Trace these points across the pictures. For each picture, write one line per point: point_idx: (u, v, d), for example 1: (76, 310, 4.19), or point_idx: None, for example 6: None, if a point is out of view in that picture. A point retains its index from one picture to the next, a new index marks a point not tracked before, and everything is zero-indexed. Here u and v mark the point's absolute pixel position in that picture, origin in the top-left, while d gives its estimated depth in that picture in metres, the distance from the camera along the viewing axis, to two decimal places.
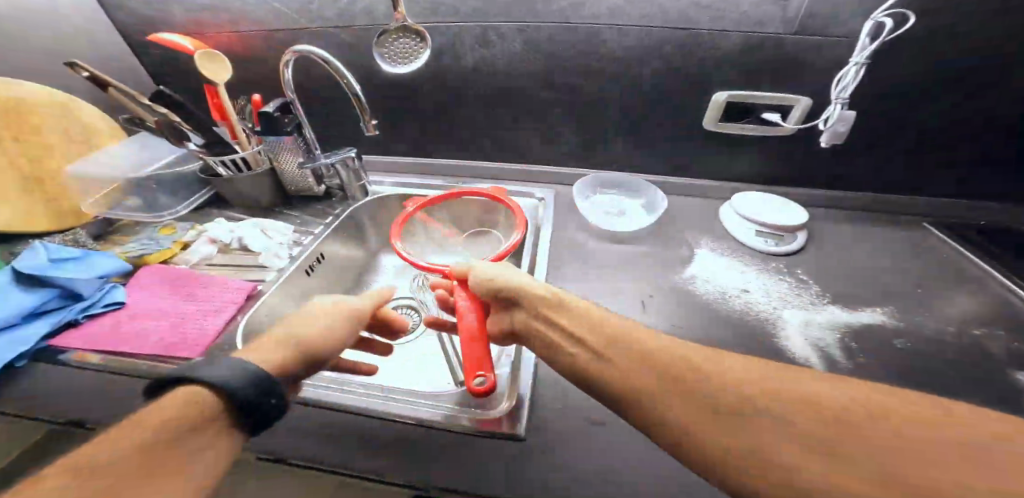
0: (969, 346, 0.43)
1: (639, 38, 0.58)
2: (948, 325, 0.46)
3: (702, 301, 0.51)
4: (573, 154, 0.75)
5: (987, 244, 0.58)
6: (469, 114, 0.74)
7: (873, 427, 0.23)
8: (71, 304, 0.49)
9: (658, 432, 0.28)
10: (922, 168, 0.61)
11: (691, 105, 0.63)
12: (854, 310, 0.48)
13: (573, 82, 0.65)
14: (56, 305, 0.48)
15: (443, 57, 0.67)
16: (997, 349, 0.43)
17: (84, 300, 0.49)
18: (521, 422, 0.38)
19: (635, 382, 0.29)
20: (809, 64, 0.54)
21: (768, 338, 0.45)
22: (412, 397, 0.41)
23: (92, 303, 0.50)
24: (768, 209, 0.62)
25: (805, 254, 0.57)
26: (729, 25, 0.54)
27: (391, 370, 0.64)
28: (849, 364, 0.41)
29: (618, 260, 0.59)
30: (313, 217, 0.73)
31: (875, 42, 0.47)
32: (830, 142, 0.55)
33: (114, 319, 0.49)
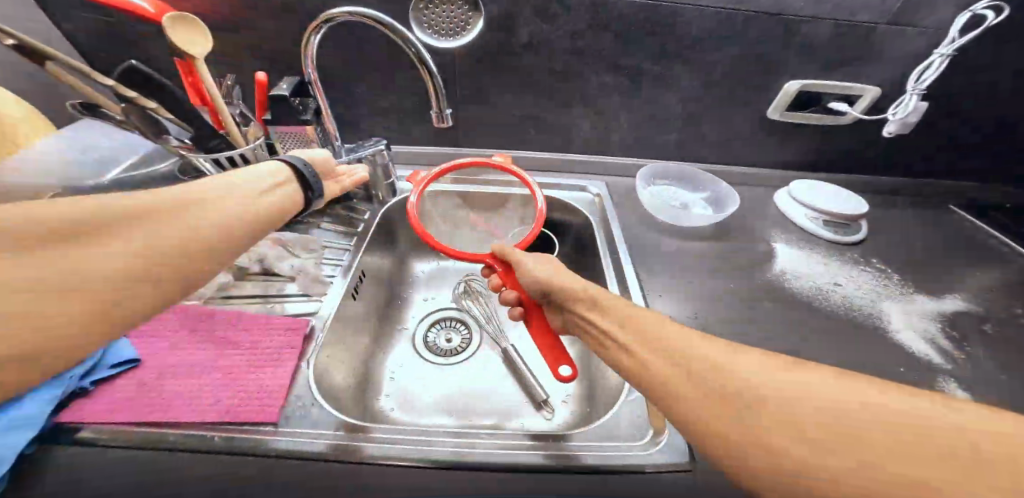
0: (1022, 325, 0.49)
1: (725, 21, 0.54)
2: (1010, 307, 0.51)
3: (805, 300, 0.51)
4: (622, 144, 0.70)
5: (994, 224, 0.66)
6: (513, 99, 0.65)
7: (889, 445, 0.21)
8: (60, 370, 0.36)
9: (676, 421, 0.27)
10: (948, 155, 0.67)
11: (760, 94, 0.61)
12: (933, 297, 0.52)
13: (640, 66, 0.60)
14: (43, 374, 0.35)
15: (495, 31, 0.56)
16: None
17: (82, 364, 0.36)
18: (687, 448, 0.38)
19: (653, 371, 0.29)
20: (887, 55, 0.54)
21: (883, 334, 0.47)
22: (572, 449, 0.38)
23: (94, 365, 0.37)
24: (827, 197, 0.63)
25: (868, 243, 0.60)
26: (823, 12, 0.51)
27: (467, 396, 0.58)
28: (961, 354, 0.45)
29: (703, 260, 0.58)
30: (340, 228, 0.62)
31: (962, 39, 0.48)
32: (895, 131, 0.59)
33: (139, 385, 0.37)
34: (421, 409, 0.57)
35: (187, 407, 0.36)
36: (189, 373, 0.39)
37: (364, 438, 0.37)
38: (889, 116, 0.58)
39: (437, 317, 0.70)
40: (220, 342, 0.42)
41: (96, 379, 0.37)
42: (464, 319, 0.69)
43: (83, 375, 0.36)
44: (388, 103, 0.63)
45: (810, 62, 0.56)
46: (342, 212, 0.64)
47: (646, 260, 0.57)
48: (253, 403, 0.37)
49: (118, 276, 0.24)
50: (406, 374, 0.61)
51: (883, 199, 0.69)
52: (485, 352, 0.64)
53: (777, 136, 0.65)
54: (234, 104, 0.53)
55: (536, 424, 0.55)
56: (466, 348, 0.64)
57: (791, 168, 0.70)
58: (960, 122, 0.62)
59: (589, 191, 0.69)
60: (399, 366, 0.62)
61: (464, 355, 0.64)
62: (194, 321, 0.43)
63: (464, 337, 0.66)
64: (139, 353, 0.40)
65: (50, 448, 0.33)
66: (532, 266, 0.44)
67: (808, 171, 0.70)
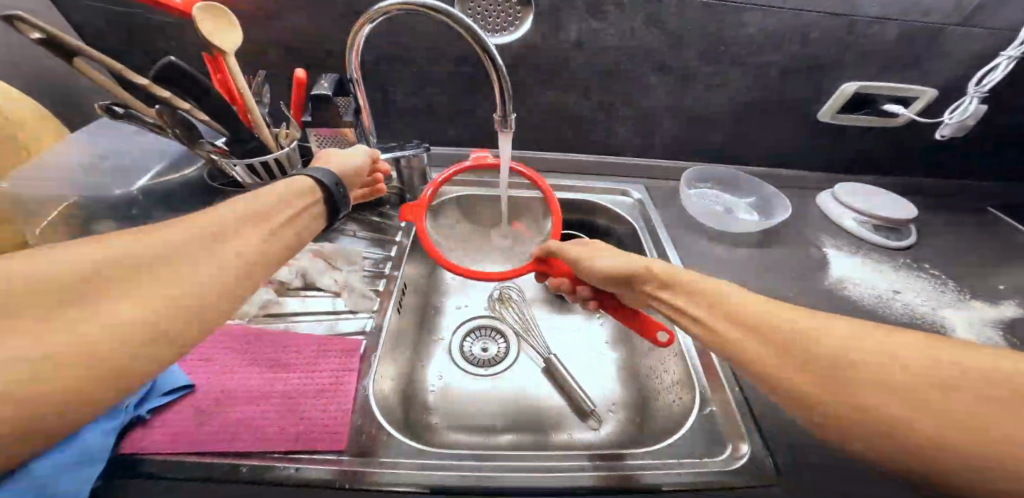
0: None
1: (784, 20, 0.52)
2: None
3: (865, 308, 0.50)
4: (663, 145, 0.67)
5: None
6: (555, 99, 0.62)
7: (958, 391, 0.21)
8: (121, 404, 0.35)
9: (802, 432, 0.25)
10: (991, 156, 0.66)
11: (810, 96, 0.60)
12: (992, 302, 0.52)
13: (691, 67, 0.57)
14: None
15: (545, 29, 0.54)
16: None
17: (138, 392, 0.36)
18: (771, 463, 0.37)
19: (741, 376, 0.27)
20: (939, 57, 0.55)
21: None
22: (652, 468, 0.37)
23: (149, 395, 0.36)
24: (874, 201, 0.62)
25: (919, 247, 0.59)
26: (888, 12, 0.51)
27: (515, 404, 0.56)
28: None
29: (757, 267, 0.56)
30: (377, 235, 0.59)
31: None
32: (948, 134, 0.61)
33: (197, 412, 0.37)
34: (463, 422, 0.54)
35: (249, 435, 0.35)
36: (247, 399, 0.38)
37: (376, 463, 0.36)
38: (943, 119, 0.60)
39: (472, 324, 0.67)
40: (272, 366, 0.41)
41: (153, 407, 0.36)
42: (500, 327, 0.67)
43: (138, 404, 0.36)
44: (424, 104, 0.60)
45: (866, 64, 0.56)
46: (374, 218, 0.61)
47: (699, 267, 0.56)
48: (314, 429, 0.37)
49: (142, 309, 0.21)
50: (447, 386, 0.59)
51: (926, 201, 0.68)
52: (524, 360, 0.62)
53: (822, 137, 0.65)
54: (264, 104, 0.49)
55: (583, 435, 0.52)
56: (508, 356, 0.63)
57: (831, 171, 0.69)
58: (1007, 124, 0.62)
59: (630, 195, 0.67)
60: (439, 377, 0.60)
61: (505, 364, 0.62)
62: (244, 344, 0.43)
63: (502, 347, 0.64)
64: (193, 378, 0.39)
65: (120, 476, 0.33)
66: (599, 261, 0.39)
67: (850, 172, 0.69)
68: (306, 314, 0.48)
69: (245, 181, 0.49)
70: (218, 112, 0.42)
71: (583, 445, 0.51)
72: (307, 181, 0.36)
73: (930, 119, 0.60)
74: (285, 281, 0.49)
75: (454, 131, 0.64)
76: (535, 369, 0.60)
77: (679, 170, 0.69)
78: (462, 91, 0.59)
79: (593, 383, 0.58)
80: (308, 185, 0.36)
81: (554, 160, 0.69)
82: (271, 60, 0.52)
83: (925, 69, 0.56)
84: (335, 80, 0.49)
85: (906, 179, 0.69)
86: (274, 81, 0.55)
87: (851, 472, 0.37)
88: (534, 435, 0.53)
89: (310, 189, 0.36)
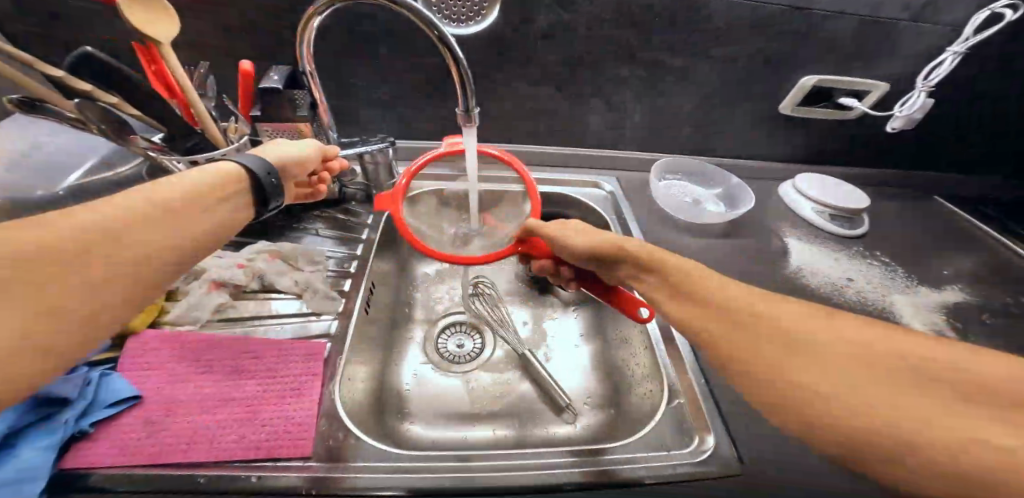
0: None
1: (749, 13, 0.53)
2: (1010, 296, 0.55)
3: (823, 296, 0.53)
4: (634, 138, 0.67)
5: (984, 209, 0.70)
6: (525, 91, 0.60)
7: None
8: (52, 418, 0.32)
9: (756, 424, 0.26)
10: (939, 148, 0.70)
11: (773, 89, 0.61)
12: (937, 288, 0.55)
13: (660, 59, 0.57)
14: (35, 419, 0.32)
15: (512, 18, 0.52)
16: None
17: (76, 406, 0.33)
18: (732, 452, 0.39)
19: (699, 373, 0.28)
20: (891, 52, 0.57)
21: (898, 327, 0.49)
22: (618, 462, 0.38)
23: (89, 405, 0.34)
24: (833, 192, 0.65)
25: (873, 236, 0.62)
26: (847, 7, 0.53)
27: (486, 399, 0.56)
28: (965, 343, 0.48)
29: (723, 257, 0.58)
30: (341, 233, 0.56)
31: (976, 37, 0.52)
32: (899, 126, 0.63)
33: (145, 423, 0.35)
34: (439, 421, 0.54)
35: (205, 446, 0.34)
36: (201, 408, 0.36)
37: (346, 469, 0.35)
38: (894, 112, 0.63)
39: (446, 320, 0.66)
40: (230, 374, 0.39)
41: (96, 420, 0.33)
42: (473, 323, 0.66)
43: (78, 419, 0.33)
44: (389, 96, 0.58)
45: (825, 58, 0.57)
46: (338, 215, 0.58)
47: None
48: (276, 437, 0.35)
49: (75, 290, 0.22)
50: (421, 385, 0.58)
51: (880, 191, 0.71)
52: (494, 358, 0.62)
53: (785, 130, 0.66)
54: (208, 97, 0.45)
55: (559, 429, 0.52)
56: (481, 353, 0.62)
57: (794, 162, 0.71)
58: (952, 116, 0.65)
59: (601, 188, 0.67)
60: (411, 376, 0.58)
61: (478, 360, 0.61)
62: (196, 351, 0.40)
63: (477, 343, 0.64)
64: (139, 388, 0.37)
65: (58, 494, 0.30)
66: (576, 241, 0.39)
67: (811, 164, 0.71)
68: (266, 318, 0.45)
69: None
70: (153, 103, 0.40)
71: (561, 440, 0.51)
72: (235, 167, 0.35)
73: (883, 112, 0.63)
74: (240, 283, 0.46)
75: (421, 124, 0.62)
76: (507, 365, 0.60)
77: (649, 162, 0.70)
78: (428, 84, 0.57)
79: (565, 378, 0.58)
80: (235, 171, 0.35)
81: (525, 153, 0.68)
82: (217, 48, 0.49)
83: (879, 63, 0.58)
84: (286, 72, 0.46)
85: (862, 170, 0.72)
86: (221, 71, 0.51)
87: (807, 456, 0.38)
88: (513, 431, 0.53)
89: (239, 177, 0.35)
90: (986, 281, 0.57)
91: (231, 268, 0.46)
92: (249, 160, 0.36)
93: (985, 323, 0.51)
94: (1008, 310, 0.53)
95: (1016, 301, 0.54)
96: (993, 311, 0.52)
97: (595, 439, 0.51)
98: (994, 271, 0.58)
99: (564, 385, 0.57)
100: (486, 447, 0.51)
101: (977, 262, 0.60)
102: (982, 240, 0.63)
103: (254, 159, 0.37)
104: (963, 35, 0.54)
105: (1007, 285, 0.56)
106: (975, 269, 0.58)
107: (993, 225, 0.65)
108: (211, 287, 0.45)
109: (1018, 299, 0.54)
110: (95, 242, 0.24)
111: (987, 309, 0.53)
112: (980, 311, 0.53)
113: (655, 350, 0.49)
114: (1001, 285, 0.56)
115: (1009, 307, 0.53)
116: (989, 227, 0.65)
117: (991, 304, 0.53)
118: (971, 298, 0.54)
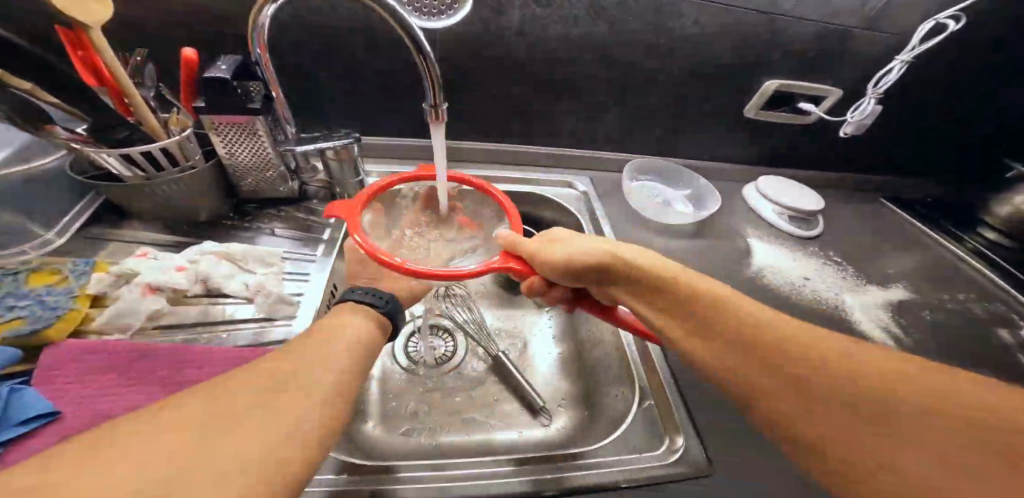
0: (961, 308, 0.57)
1: (719, 17, 0.54)
2: (946, 293, 0.59)
3: (782, 295, 0.55)
4: (606, 138, 0.68)
5: (924, 210, 0.75)
6: (496, 87, 0.59)
7: None
8: None
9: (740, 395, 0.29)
10: (884, 153, 0.75)
11: (739, 92, 0.63)
12: (884, 286, 0.59)
13: (632, 60, 0.58)
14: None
15: (483, 11, 0.51)
16: (980, 310, 0.58)
17: None
18: (700, 451, 0.40)
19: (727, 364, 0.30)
20: (846, 60, 0.60)
21: (849, 325, 0.52)
22: (591, 467, 0.38)
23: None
24: (792, 194, 0.67)
25: (827, 236, 0.66)
26: (809, 14, 0.55)
27: (462, 408, 0.55)
28: (909, 340, 0.52)
29: (691, 257, 0.59)
30: (303, 234, 0.53)
31: (922, 49, 0.56)
32: (851, 131, 0.67)
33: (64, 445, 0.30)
34: (408, 427, 0.52)
35: None
36: None
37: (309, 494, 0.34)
38: (847, 118, 0.66)
39: (415, 324, 0.65)
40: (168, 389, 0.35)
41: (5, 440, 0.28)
42: (445, 326, 0.65)
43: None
44: (355, 89, 0.55)
45: (788, 63, 0.60)
46: (298, 214, 0.55)
47: None
48: None
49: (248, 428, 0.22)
50: (390, 394, 0.55)
51: (833, 193, 0.76)
52: (462, 358, 0.61)
53: (750, 132, 0.69)
54: (145, 86, 0.41)
55: (533, 432, 0.52)
56: (454, 358, 0.61)
57: (757, 165, 0.74)
58: (896, 123, 0.70)
59: (574, 187, 0.67)
60: (381, 384, 0.56)
61: (450, 364, 0.60)
62: (129, 361, 0.35)
63: (449, 346, 0.62)
64: (59, 405, 0.32)
65: None
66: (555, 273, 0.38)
67: (773, 165, 0.74)
68: (216, 325, 0.42)
69: (122, 175, 0.41)
70: (213, 103, 0.41)
71: (533, 442, 0.51)
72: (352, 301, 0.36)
73: (837, 118, 0.67)
74: (182, 289, 0.41)
75: (389, 119, 0.59)
76: (480, 368, 0.59)
77: (620, 163, 0.70)
78: (397, 77, 0.54)
79: (538, 381, 0.58)
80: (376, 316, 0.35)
81: (498, 151, 0.66)
82: (154, 29, 0.44)
83: (836, 71, 0.61)
84: (237, 62, 0.42)
85: (818, 173, 0.76)
86: (161, 54, 0.46)
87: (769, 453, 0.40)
88: (486, 436, 0.52)
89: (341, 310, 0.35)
90: (927, 279, 0.61)
91: (169, 272, 0.41)
92: (359, 291, 0.37)
93: (924, 317, 0.55)
94: (944, 305, 0.57)
95: (951, 297, 0.59)
96: (933, 308, 0.57)
97: (567, 441, 0.51)
98: (932, 269, 0.63)
99: (539, 387, 0.57)
100: (457, 453, 0.49)
101: (917, 259, 0.65)
102: (918, 242, 0.68)
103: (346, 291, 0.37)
104: (911, 47, 0.58)
105: (944, 283, 0.61)
106: (917, 268, 0.63)
107: (930, 227, 0.71)
108: (145, 291, 0.40)
109: (952, 296, 0.59)
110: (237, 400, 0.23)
111: (926, 306, 0.57)
112: (921, 308, 0.57)
113: (626, 353, 0.50)
114: (938, 283, 0.61)
115: (945, 303, 0.58)
116: (928, 227, 0.71)
117: (928, 301, 0.58)
118: (913, 295, 0.58)
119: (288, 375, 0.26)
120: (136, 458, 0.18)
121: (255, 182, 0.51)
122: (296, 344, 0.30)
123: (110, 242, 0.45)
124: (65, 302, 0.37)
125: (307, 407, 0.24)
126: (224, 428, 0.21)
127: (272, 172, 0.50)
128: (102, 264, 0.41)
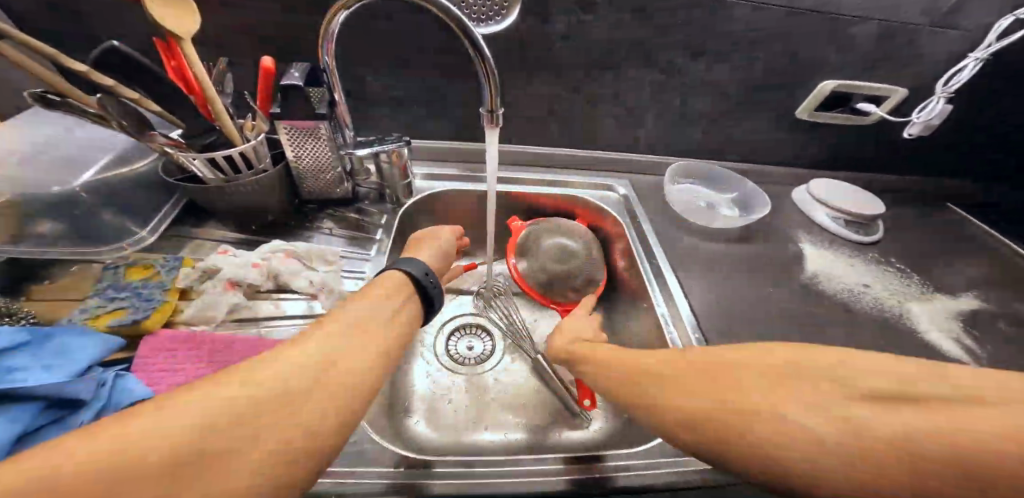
0: None
1: (772, 18, 0.53)
2: None
3: (838, 303, 0.53)
4: (648, 142, 0.67)
5: (996, 216, 0.70)
6: (539, 92, 0.60)
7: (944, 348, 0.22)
8: (69, 418, 0.31)
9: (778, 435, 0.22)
10: (952, 155, 0.70)
11: (791, 93, 0.61)
12: (953, 295, 0.55)
13: (678, 62, 0.57)
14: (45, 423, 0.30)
15: (530, 18, 0.52)
16: None
17: (91, 407, 0.31)
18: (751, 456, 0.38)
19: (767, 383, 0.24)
20: (910, 59, 0.57)
21: (915, 336, 0.49)
22: (637, 470, 0.38)
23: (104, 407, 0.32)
24: (848, 198, 0.65)
25: (886, 241, 0.62)
26: (870, 11, 0.52)
27: (505, 407, 0.55)
28: (985, 354, 0.48)
29: (738, 262, 0.57)
30: (355, 233, 0.55)
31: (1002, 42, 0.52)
32: (916, 132, 0.64)
33: None
34: (452, 422, 0.54)
35: None
36: None
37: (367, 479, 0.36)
38: (911, 118, 0.63)
39: (455, 323, 0.66)
40: None
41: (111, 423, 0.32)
42: (485, 325, 0.66)
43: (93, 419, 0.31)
44: (407, 96, 0.57)
45: (845, 63, 0.57)
46: (351, 214, 0.58)
47: (682, 263, 0.57)
48: None
49: (300, 399, 0.23)
50: (434, 389, 0.57)
51: (892, 197, 0.72)
52: (501, 357, 0.62)
53: (801, 134, 0.66)
54: (225, 94, 0.45)
55: (574, 432, 0.52)
56: (494, 357, 0.62)
57: (806, 168, 0.71)
58: (966, 124, 0.65)
59: (615, 191, 0.67)
60: (424, 379, 0.58)
61: (490, 363, 0.61)
62: (214, 352, 0.39)
63: (488, 345, 0.64)
64: (156, 390, 0.35)
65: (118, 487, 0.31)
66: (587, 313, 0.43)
67: (824, 168, 0.71)
68: (281, 318, 0.45)
69: (205, 177, 0.45)
70: (285, 106, 0.43)
71: (574, 443, 0.51)
72: (399, 275, 0.36)
73: (900, 118, 0.63)
74: (255, 284, 0.45)
75: (436, 125, 0.62)
76: (520, 368, 0.60)
77: (661, 166, 0.70)
78: (446, 84, 0.56)
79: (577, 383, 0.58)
80: (411, 306, 0.35)
81: (539, 155, 0.68)
82: (234, 44, 0.48)
83: (899, 70, 0.58)
84: (306, 69, 0.45)
85: (873, 176, 0.72)
86: (238, 66, 0.50)
87: None
88: (529, 435, 0.52)
89: (400, 285, 0.35)
90: (1003, 290, 0.57)
91: (246, 268, 0.45)
92: (410, 265, 0.38)
93: (1000, 329, 0.51)
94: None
95: None
96: (1011, 321, 0.52)
97: (609, 443, 0.51)
98: (1009, 279, 0.59)
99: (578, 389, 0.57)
100: (498, 451, 0.50)
101: (991, 267, 0.60)
102: (992, 249, 0.63)
103: (413, 261, 0.38)
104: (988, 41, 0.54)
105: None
106: (992, 277, 0.59)
107: (1004, 233, 0.66)
108: (226, 286, 0.44)
109: None
110: (307, 369, 0.24)
111: (1003, 318, 0.53)
112: (996, 319, 0.53)
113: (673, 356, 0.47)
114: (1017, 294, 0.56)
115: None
116: (1001, 234, 0.66)
117: (1006, 313, 0.53)
118: (988, 306, 0.54)
119: (322, 366, 0.25)
120: (149, 453, 0.17)
121: (314, 183, 0.54)
122: (348, 315, 0.29)
123: (190, 240, 0.49)
124: (159, 294, 0.41)
125: (355, 380, 0.25)
126: (248, 421, 0.20)
127: (331, 174, 0.53)
128: (188, 260, 0.46)
